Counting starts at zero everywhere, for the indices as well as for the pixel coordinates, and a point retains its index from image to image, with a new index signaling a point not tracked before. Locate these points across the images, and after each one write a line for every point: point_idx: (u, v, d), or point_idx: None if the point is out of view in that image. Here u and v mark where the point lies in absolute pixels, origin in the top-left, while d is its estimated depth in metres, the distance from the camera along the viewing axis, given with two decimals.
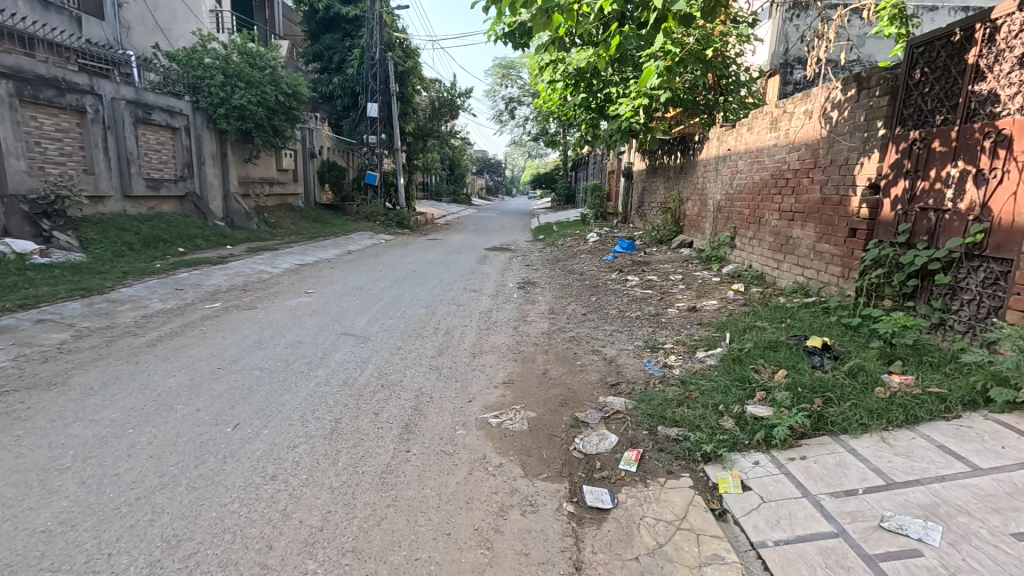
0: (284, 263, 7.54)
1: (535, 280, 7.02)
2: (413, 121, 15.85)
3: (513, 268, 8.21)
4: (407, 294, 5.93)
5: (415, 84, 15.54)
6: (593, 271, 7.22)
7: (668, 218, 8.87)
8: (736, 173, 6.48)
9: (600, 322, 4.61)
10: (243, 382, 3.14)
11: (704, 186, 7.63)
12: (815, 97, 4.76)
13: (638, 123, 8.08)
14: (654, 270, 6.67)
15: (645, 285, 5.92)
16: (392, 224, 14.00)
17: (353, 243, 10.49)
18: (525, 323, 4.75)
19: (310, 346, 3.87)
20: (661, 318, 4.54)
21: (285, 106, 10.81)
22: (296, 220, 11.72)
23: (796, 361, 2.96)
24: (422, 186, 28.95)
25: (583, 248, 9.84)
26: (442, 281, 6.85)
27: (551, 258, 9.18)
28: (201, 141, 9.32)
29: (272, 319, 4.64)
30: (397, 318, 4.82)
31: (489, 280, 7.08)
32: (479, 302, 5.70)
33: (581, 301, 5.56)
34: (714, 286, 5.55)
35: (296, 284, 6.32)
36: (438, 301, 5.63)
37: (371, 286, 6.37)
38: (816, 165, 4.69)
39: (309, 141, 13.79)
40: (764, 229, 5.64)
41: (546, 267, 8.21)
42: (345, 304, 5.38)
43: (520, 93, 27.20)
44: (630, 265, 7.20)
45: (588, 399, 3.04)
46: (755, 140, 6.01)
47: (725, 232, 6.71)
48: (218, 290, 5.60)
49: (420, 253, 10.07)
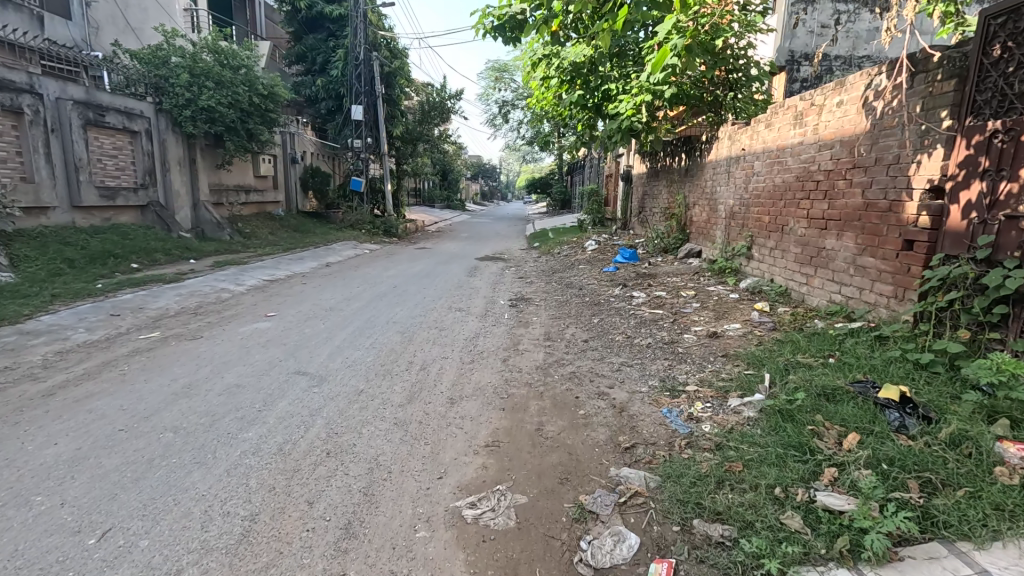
0: (250, 279, 6.81)
1: (529, 296, 6.33)
2: (401, 124, 15.17)
3: (505, 282, 7.51)
4: (382, 316, 5.21)
5: (403, 86, 14.87)
6: (593, 285, 6.52)
7: (672, 225, 8.18)
8: (752, 176, 5.79)
9: (605, 353, 3.91)
10: (143, 452, 2.39)
11: (714, 190, 6.94)
12: (851, 86, 4.09)
13: (639, 122, 7.32)
14: (662, 284, 5.97)
15: (653, 303, 5.23)
16: (379, 233, 13.28)
17: (334, 254, 9.77)
18: (517, 353, 4.05)
19: (249, 393, 3.12)
20: (676, 348, 3.84)
21: (260, 108, 10.10)
22: (274, 230, 11.00)
23: (869, 422, 2.25)
24: (414, 192, 28.26)
25: (581, 257, 9.16)
26: (424, 299, 6.15)
27: (546, 269, 8.49)
28: (165, 145, 8.57)
29: (216, 352, 3.91)
30: (365, 349, 4.10)
31: (478, 297, 6.37)
32: (465, 325, 4.99)
33: (582, 322, 4.87)
34: (733, 305, 4.85)
35: (259, 305, 5.59)
36: (416, 324, 4.91)
37: (343, 306, 5.66)
38: (856, 165, 4.00)
39: (290, 146, 13.06)
40: (789, 238, 4.96)
41: (541, 279, 7.52)
42: (309, 330, 4.65)
43: (514, 96, 26.64)
44: (634, 278, 6.50)
45: (594, 472, 2.31)
46: (775, 137, 5.30)
47: (740, 241, 6.03)
48: (162, 315, 4.86)
49: (405, 264, 9.36)
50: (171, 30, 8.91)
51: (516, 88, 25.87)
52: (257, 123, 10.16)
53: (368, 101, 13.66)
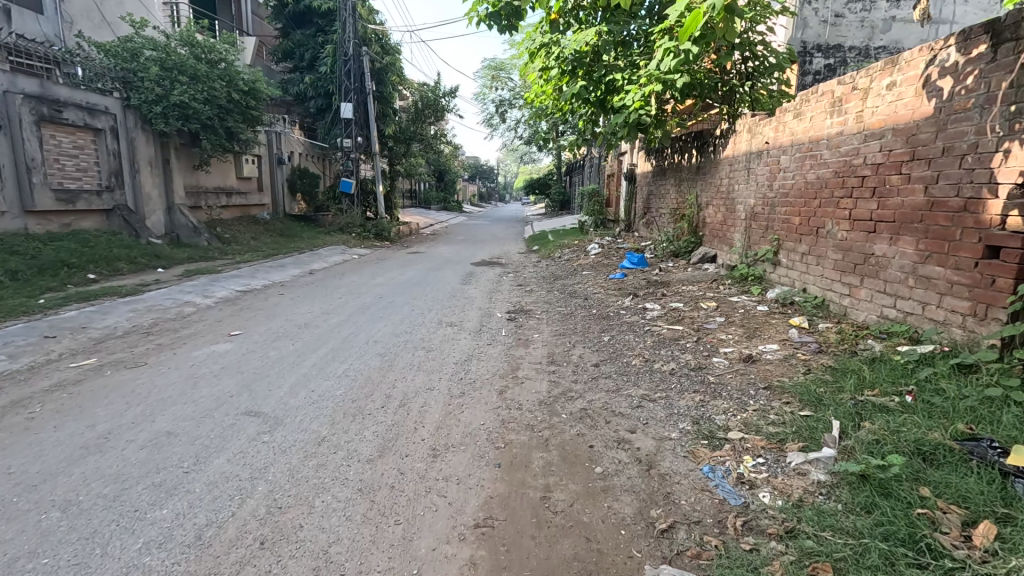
0: (220, 290, 6.16)
1: (529, 308, 5.69)
2: (393, 123, 14.54)
3: (502, 290, 6.87)
4: (361, 334, 4.57)
5: (396, 82, 14.24)
6: (600, 295, 5.89)
7: (683, 228, 7.56)
8: (779, 172, 5.16)
9: (620, 382, 3.28)
10: (5, 548, 1.75)
11: (731, 189, 6.32)
12: (907, 63, 3.48)
13: (647, 114, 6.92)
14: (678, 294, 5.36)
15: (670, 317, 4.60)
16: (370, 236, 12.64)
17: (319, 260, 9.13)
18: (515, 383, 3.41)
19: (178, 446, 2.48)
20: (706, 377, 3.20)
21: (239, 105, 9.50)
22: (257, 235, 10.35)
23: (1006, 506, 1.62)
24: (409, 193, 27.61)
25: (584, 262, 8.54)
26: (411, 312, 5.51)
27: (547, 276, 7.86)
28: (134, 145, 7.93)
29: (155, 385, 3.26)
30: (336, 378, 3.46)
31: (472, 309, 5.74)
32: (456, 344, 4.36)
33: (590, 341, 4.24)
34: (764, 319, 4.23)
35: (224, 321, 4.96)
36: (400, 345, 4.27)
37: (319, 321, 5.03)
38: (915, 156, 3.38)
39: (276, 146, 12.43)
40: (826, 242, 4.34)
41: (541, 288, 6.88)
42: (275, 353, 4.01)
43: (511, 95, 26.02)
44: (644, 286, 5.88)
45: (621, 573, 1.69)
46: (806, 128, 4.68)
47: (764, 245, 5.42)
48: (107, 335, 4.24)
49: (395, 270, 8.73)
50: (141, 21, 8.29)
51: (514, 87, 25.25)
52: (237, 121, 9.53)
53: (359, 99, 13.04)
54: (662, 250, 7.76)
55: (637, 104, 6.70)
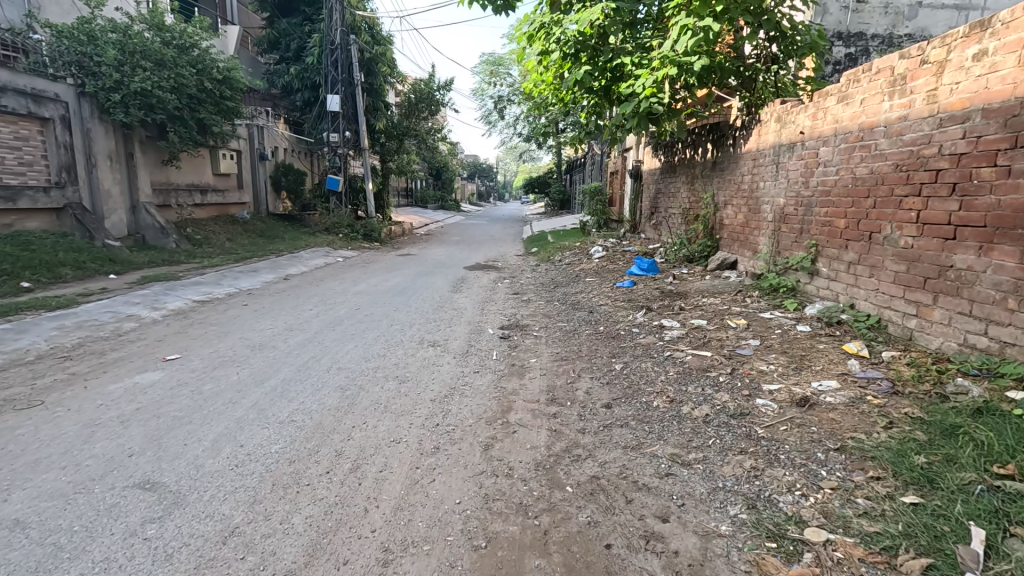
0: (174, 300, 5.42)
1: (526, 323, 4.94)
2: (384, 117, 13.79)
3: (495, 300, 6.12)
4: (323, 358, 3.83)
5: (386, 74, 13.48)
6: (607, 308, 5.14)
7: (697, 230, 6.83)
8: (817, 167, 4.42)
9: (641, 435, 2.54)
10: None
11: (755, 187, 5.58)
12: (1007, 24, 2.73)
13: (659, 104, 6.12)
14: (699, 309, 4.62)
15: (694, 338, 3.85)
16: (358, 237, 11.89)
17: (297, 264, 8.38)
18: (504, 434, 2.66)
19: (17, 551, 1.73)
20: (754, 431, 2.45)
21: (212, 95, 8.82)
22: (233, 236, 9.60)
23: None
24: (404, 192, 26.81)
25: (587, 267, 7.81)
26: (389, 329, 4.76)
27: (546, 283, 7.10)
28: (90, 137, 7.18)
29: (38, 437, 2.51)
30: (276, 427, 2.71)
31: (460, 324, 4.99)
32: (437, 373, 3.62)
33: (598, 371, 3.48)
34: (810, 344, 3.49)
35: (166, 340, 4.22)
36: (368, 375, 3.52)
37: (278, 341, 4.28)
38: (1018, 143, 2.64)
39: (259, 141, 11.66)
40: (883, 250, 3.60)
41: (540, 298, 6.12)
42: (212, 385, 3.27)
43: (510, 92, 25.26)
44: (659, 298, 5.13)
45: None
46: (855, 113, 3.94)
47: (798, 251, 4.68)
48: (13, 361, 3.50)
49: (379, 275, 7.99)
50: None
51: (513, 83, 24.50)
52: (209, 112, 8.79)
53: (347, 90, 12.28)
54: (673, 255, 7.03)
55: (649, 91, 5.97)
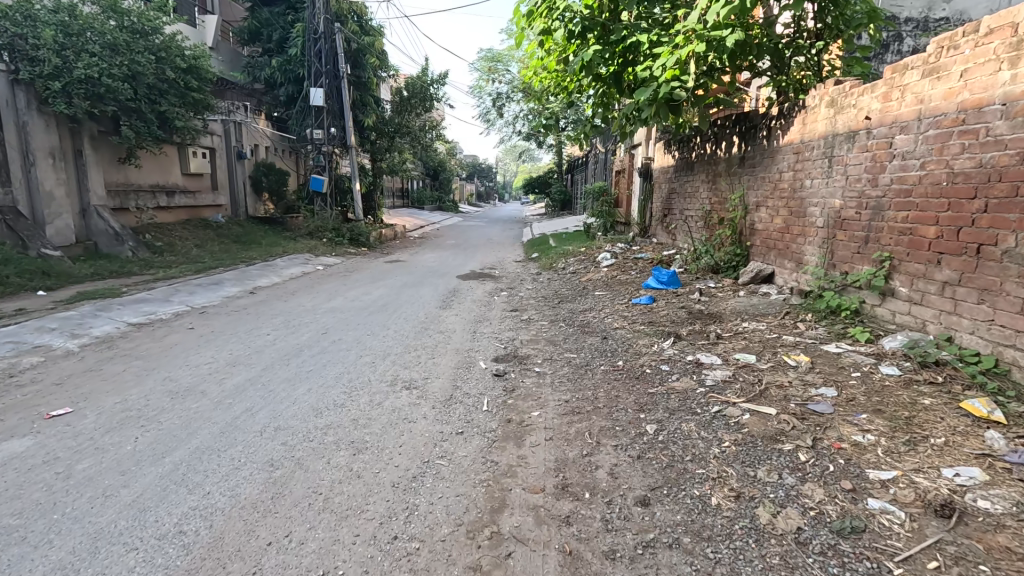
0: (103, 324, 4.51)
1: (526, 354, 4.02)
2: (374, 113, 12.89)
3: (490, 320, 5.22)
4: (260, 412, 2.92)
5: (376, 67, 12.59)
6: (625, 334, 4.22)
7: (724, 235, 5.94)
8: (891, 160, 3.52)
9: (703, 569, 1.64)
10: None
11: (800, 186, 4.68)
12: None
13: (682, 89, 5.22)
14: (742, 338, 3.71)
15: (747, 385, 2.94)
16: (344, 242, 10.97)
17: (270, 274, 7.49)
18: (491, 564, 1.74)
19: None
20: (887, 572, 1.55)
21: (176, 85, 7.94)
22: (202, 242, 8.69)
23: None
24: (400, 193, 25.89)
25: (595, 276, 6.93)
26: (357, 363, 3.86)
27: (550, 298, 6.18)
28: (26, 131, 6.30)
29: None
30: (149, 549, 1.80)
31: (446, 354, 4.11)
32: (408, 434, 2.73)
33: (625, 436, 2.56)
34: (910, 397, 2.59)
35: (66, 383, 3.30)
36: (313, 441, 2.61)
37: (212, 382, 3.37)
38: None
39: (236, 138, 10.78)
40: (1000, 268, 2.70)
41: (544, 317, 5.20)
42: (90, 461, 2.35)
43: (509, 89, 24.37)
44: (688, 321, 4.22)
45: None
46: (951, 90, 3.04)
47: (863, 263, 3.78)
48: None
49: (362, 287, 7.09)
50: None
51: (511, 79, 23.59)
52: (173, 104, 7.91)
53: (332, 84, 11.33)
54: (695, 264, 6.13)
55: (670, 73, 5.08)
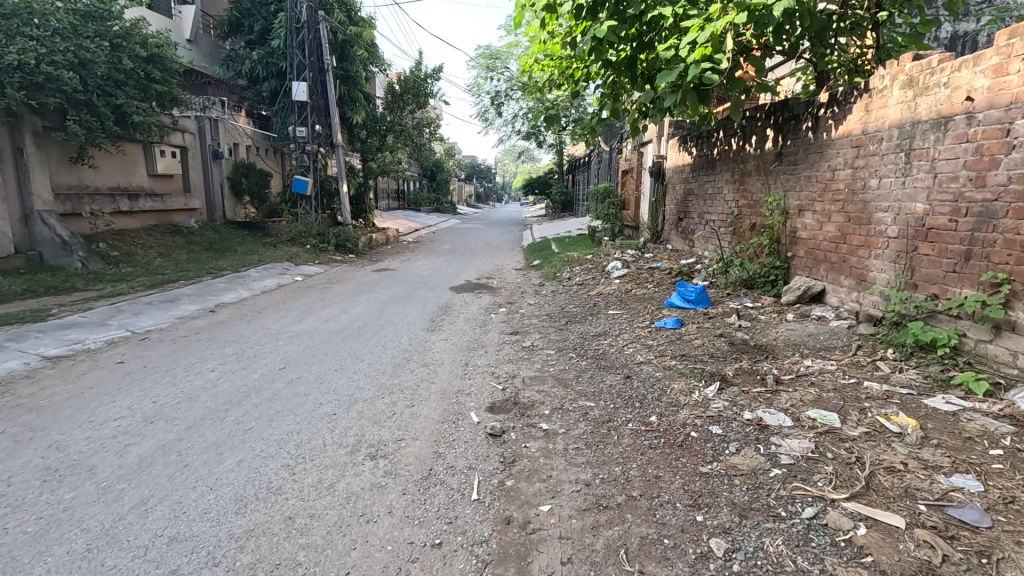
0: (8, 360, 3.68)
1: (529, 401, 3.18)
2: (363, 110, 12.06)
3: (486, 348, 4.38)
4: (156, 510, 2.06)
5: (365, 60, 11.77)
6: (654, 373, 3.36)
7: (759, 244, 5.09)
8: (1009, 152, 2.69)
9: None
10: None
11: (863, 187, 3.84)
12: None
13: (714, 71, 4.34)
14: (810, 386, 2.85)
15: (843, 467, 2.08)
16: (329, 249, 10.14)
17: (238, 287, 6.64)
18: None
19: None
20: None
21: (135, 76, 7.11)
22: (169, 250, 7.86)
23: None
24: (395, 194, 25.01)
25: (606, 290, 6.10)
26: (313, 415, 3.01)
27: (556, 317, 5.33)
28: None
29: None
30: None
31: (430, 400, 3.27)
32: (363, 549, 1.89)
33: (681, 561, 1.71)
34: None
35: None
36: (217, 568, 1.76)
37: (110, 451, 2.52)
38: None
39: (212, 136, 9.95)
40: None
41: (550, 344, 4.36)
42: None
43: (508, 87, 23.57)
44: (733, 359, 3.35)
45: None
46: None
47: (965, 287, 2.94)
48: None
49: (341, 303, 6.24)
50: None
51: (510, 77, 22.76)
52: (131, 97, 7.08)
53: (317, 78, 10.48)
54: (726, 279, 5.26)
55: (700, 53, 4.25)
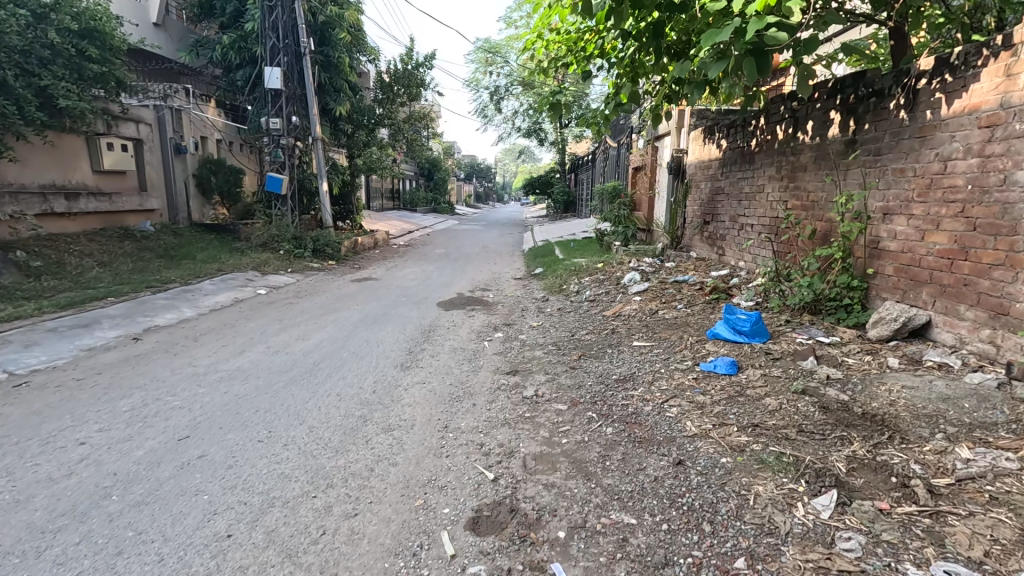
0: None
1: (534, 510, 2.08)
2: (347, 100, 10.95)
3: (475, 399, 3.29)
4: None
5: (350, 45, 10.66)
6: (720, 460, 2.26)
7: (826, 258, 3.99)
8: None
9: None
10: None
11: (1004, 182, 2.74)
12: None
13: (783, 27, 3.18)
14: (993, 507, 1.74)
15: None
16: (306, 254, 9.04)
17: (181, 305, 5.54)
18: None
19: None
20: None
21: (64, 53, 6.02)
22: (112, 258, 6.76)
23: None
24: (390, 194, 23.97)
25: (626, 311, 5.00)
26: (191, 543, 1.89)
27: (565, 349, 4.22)
28: None
29: None
30: None
31: (386, 503, 2.18)
32: None
33: None
34: None
35: None
36: None
37: None
38: None
39: (173, 128, 8.86)
40: None
41: (561, 394, 3.27)
42: None
43: (508, 83, 22.54)
44: (839, 440, 2.24)
45: None
46: None
47: None
48: None
49: (303, 325, 5.14)
50: None
51: (509, 72, 21.69)
52: (60, 79, 6.00)
53: (293, 64, 9.39)
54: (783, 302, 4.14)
55: (764, 3, 3.11)
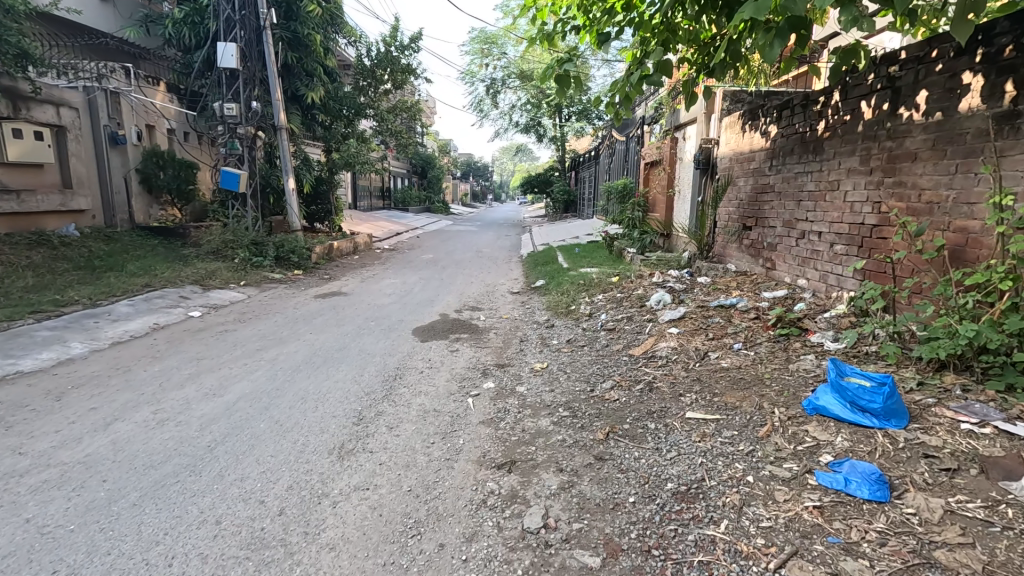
0: None
1: None
2: (321, 84, 9.58)
3: (442, 536, 1.98)
4: None
5: (322, 21, 9.30)
6: None
7: (976, 287, 2.66)
8: None
9: None
10: None
11: None
12: None
13: None
14: None
15: None
16: (266, 262, 7.70)
17: (71, 338, 4.21)
18: None
19: None
20: None
21: None
22: (9, 271, 5.43)
23: None
24: (381, 193, 22.61)
25: (663, 352, 3.68)
26: None
27: (583, 418, 2.90)
28: None
29: None
30: None
31: None
32: None
33: None
34: None
35: None
36: None
37: None
38: None
39: (107, 114, 7.52)
40: None
41: (586, 530, 1.95)
42: None
43: (505, 75, 21.14)
44: None
45: None
46: None
47: None
48: None
49: (225, 369, 3.81)
50: None
51: (506, 64, 20.38)
52: None
53: (253, 39, 8.07)
54: (913, 352, 2.80)
55: None
